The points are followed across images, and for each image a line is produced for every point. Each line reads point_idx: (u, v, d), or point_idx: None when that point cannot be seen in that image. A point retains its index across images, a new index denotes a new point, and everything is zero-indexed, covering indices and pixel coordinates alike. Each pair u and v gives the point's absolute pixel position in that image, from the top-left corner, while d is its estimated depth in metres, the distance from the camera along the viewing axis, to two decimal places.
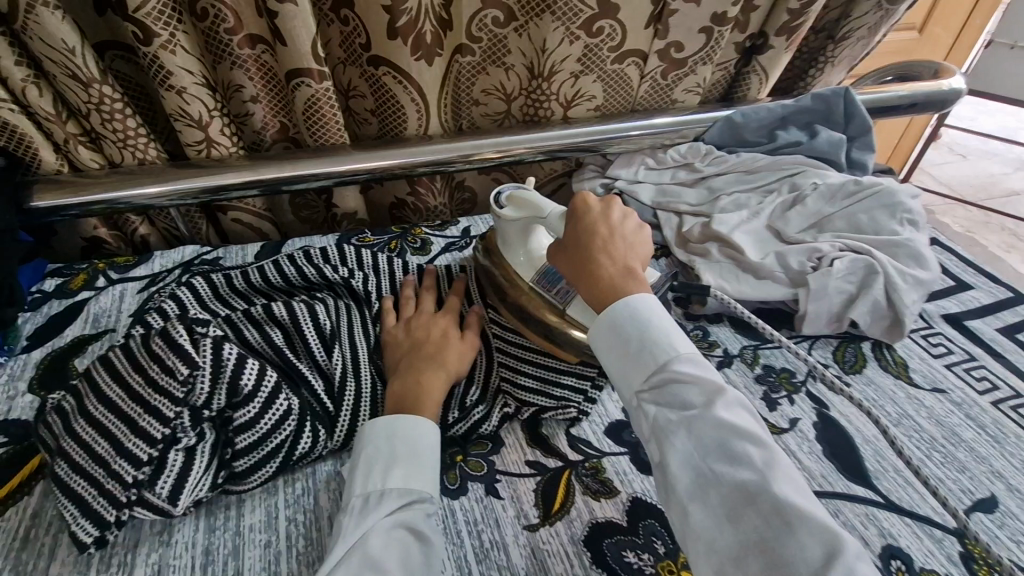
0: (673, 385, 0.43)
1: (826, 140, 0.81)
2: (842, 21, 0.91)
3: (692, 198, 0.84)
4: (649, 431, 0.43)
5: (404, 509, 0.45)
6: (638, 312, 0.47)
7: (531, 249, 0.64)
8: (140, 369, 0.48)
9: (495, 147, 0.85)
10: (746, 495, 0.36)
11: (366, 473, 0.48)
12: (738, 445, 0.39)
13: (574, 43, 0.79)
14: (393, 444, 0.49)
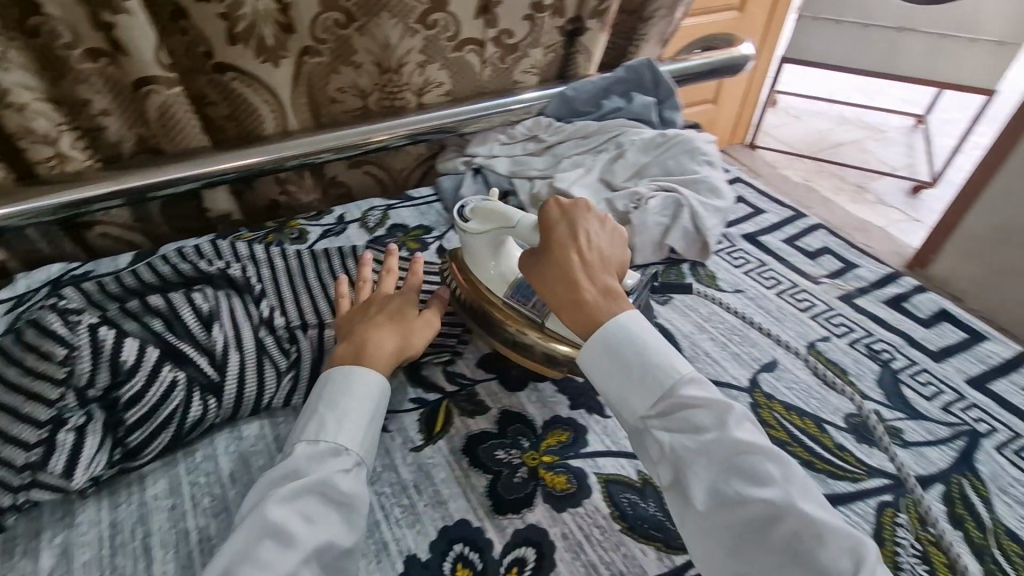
0: (684, 410, 0.48)
1: (640, 104, 0.96)
2: (645, 4, 1.08)
3: (540, 165, 0.96)
4: (660, 456, 0.49)
5: (327, 462, 0.49)
6: (631, 335, 0.52)
7: (503, 262, 0.66)
8: (19, 363, 0.53)
9: (360, 135, 0.92)
10: (771, 513, 0.42)
11: (304, 419, 0.52)
12: (754, 466, 0.45)
13: (414, 36, 0.88)
14: (335, 398, 0.53)
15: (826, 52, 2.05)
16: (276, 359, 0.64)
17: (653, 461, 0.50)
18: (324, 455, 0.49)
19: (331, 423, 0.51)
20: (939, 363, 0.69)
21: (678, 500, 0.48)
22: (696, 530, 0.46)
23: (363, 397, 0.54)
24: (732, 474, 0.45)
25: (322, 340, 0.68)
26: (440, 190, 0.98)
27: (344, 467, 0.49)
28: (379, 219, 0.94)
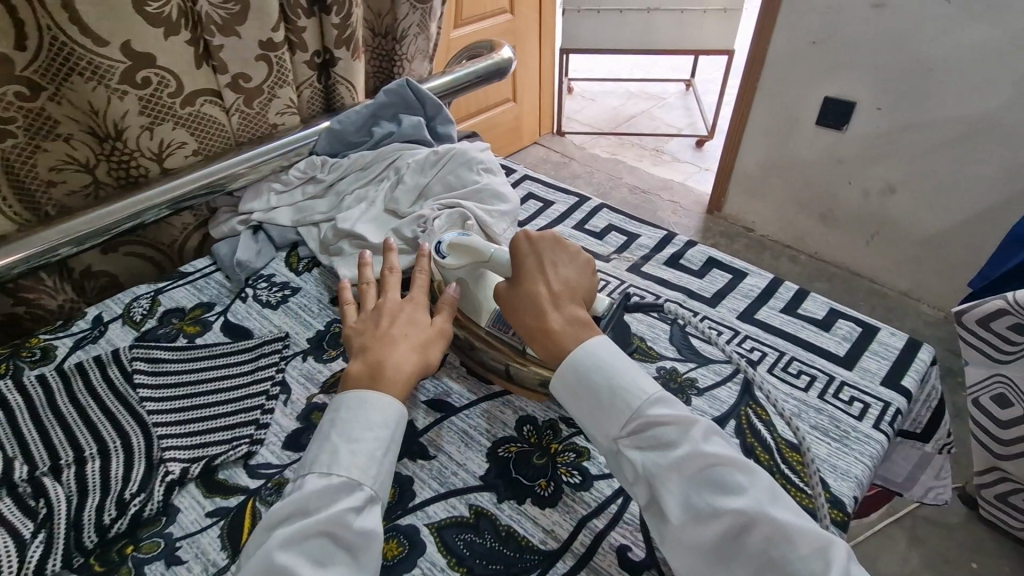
0: (652, 428, 0.50)
1: (410, 125, 0.94)
2: (395, 24, 1.07)
3: (322, 207, 0.91)
4: (636, 476, 0.51)
5: (341, 493, 0.49)
6: (604, 361, 0.54)
7: (488, 291, 0.67)
8: None
9: (98, 220, 0.78)
10: (743, 522, 0.45)
11: (317, 449, 0.51)
12: (724, 477, 0.47)
13: (126, 98, 0.77)
14: (362, 413, 0.53)
15: (594, 37, 2.26)
16: (15, 521, 0.52)
17: (630, 480, 0.52)
18: (320, 493, 0.48)
19: (359, 443, 0.51)
20: (715, 308, 0.77)
21: (656, 520, 0.49)
22: (672, 548, 0.48)
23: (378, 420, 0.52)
24: (705, 487, 0.47)
25: (81, 477, 0.56)
26: (218, 258, 0.88)
27: (350, 497, 0.49)
28: (147, 308, 0.81)
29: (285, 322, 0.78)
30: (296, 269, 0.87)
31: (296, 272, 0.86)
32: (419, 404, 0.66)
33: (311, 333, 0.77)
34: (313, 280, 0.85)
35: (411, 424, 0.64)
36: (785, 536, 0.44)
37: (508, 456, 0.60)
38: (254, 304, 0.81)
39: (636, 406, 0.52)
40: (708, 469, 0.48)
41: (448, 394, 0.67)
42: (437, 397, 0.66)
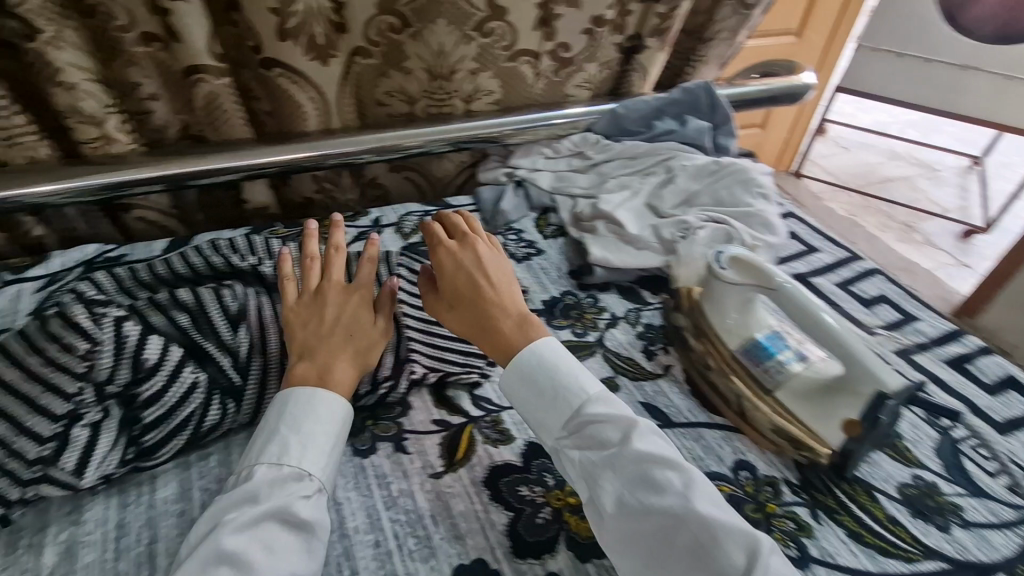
0: (593, 426, 0.51)
1: (695, 129, 0.92)
2: (707, 25, 1.04)
3: (583, 182, 0.93)
4: (579, 476, 0.51)
5: (306, 487, 0.48)
6: (541, 358, 0.56)
7: (747, 316, 0.65)
8: (38, 351, 0.51)
9: (397, 137, 0.89)
10: (665, 518, 0.45)
11: (263, 441, 0.50)
12: (653, 473, 0.48)
13: (469, 44, 0.87)
14: (298, 415, 0.51)
15: (882, 87, 1.94)
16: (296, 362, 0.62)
17: (573, 483, 0.52)
18: (279, 482, 0.48)
19: (313, 447, 0.50)
20: (1003, 436, 0.65)
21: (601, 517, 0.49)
22: (612, 542, 0.48)
23: (334, 424, 0.52)
24: (621, 476, 0.49)
25: None
26: (480, 200, 0.95)
27: (315, 492, 0.48)
28: (415, 226, 0.91)
29: (522, 277, 0.81)
30: (543, 232, 0.90)
31: (542, 235, 0.90)
32: (635, 403, 0.65)
33: (546, 296, 0.79)
34: (556, 248, 0.87)
35: None
36: (716, 544, 0.43)
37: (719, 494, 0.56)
38: (501, 252, 0.86)
39: (569, 411, 0.53)
40: (643, 470, 0.48)
41: (667, 405, 0.65)
42: (655, 404, 0.65)
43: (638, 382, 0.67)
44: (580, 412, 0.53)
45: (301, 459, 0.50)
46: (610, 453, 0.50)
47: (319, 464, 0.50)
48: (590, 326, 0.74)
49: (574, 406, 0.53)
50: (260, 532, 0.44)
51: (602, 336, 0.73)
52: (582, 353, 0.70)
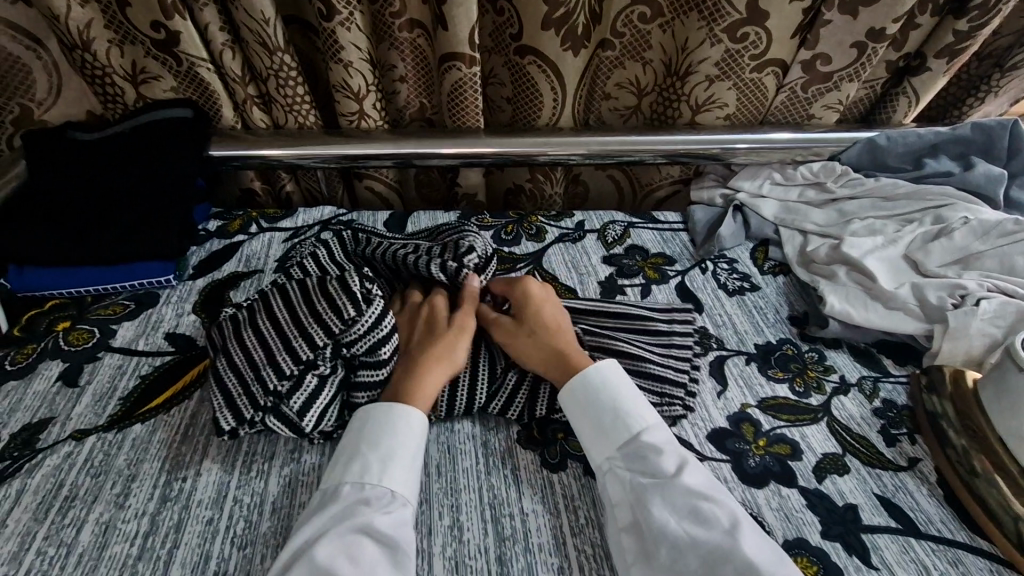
0: (647, 452, 0.51)
1: (984, 174, 0.76)
2: (1015, 49, 0.85)
3: (819, 218, 0.81)
4: (621, 495, 0.50)
5: (392, 507, 0.48)
6: (605, 389, 0.55)
7: None
8: (311, 302, 0.57)
9: (615, 146, 0.86)
10: (722, 558, 0.43)
11: (344, 461, 0.51)
12: (705, 510, 0.46)
13: (717, 45, 0.80)
14: (381, 432, 0.51)
15: None
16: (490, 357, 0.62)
17: (610, 502, 0.50)
18: (369, 497, 0.48)
19: (395, 465, 0.50)
20: None
21: (633, 540, 0.47)
22: (642, 569, 0.45)
23: (416, 446, 0.52)
24: (710, 517, 0.46)
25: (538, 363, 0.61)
26: (692, 221, 0.87)
27: (400, 512, 0.48)
28: (619, 235, 0.86)
29: (733, 313, 0.73)
30: (761, 267, 0.80)
31: (760, 269, 0.80)
32: (869, 494, 0.54)
33: (761, 340, 0.69)
34: (775, 287, 0.77)
35: (854, 510, 0.52)
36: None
37: None
38: (711, 280, 0.78)
39: (621, 440, 0.53)
40: (681, 498, 0.47)
41: (912, 507, 0.53)
42: (897, 502, 0.53)
43: (874, 469, 0.56)
44: (631, 441, 0.52)
45: (382, 476, 0.49)
46: (660, 479, 0.49)
47: (401, 481, 0.49)
48: (814, 386, 0.64)
49: (625, 434, 0.53)
50: (350, 547, 0.44)
51: (828, 402, 0.62)
52: (802, 418, 0.60)
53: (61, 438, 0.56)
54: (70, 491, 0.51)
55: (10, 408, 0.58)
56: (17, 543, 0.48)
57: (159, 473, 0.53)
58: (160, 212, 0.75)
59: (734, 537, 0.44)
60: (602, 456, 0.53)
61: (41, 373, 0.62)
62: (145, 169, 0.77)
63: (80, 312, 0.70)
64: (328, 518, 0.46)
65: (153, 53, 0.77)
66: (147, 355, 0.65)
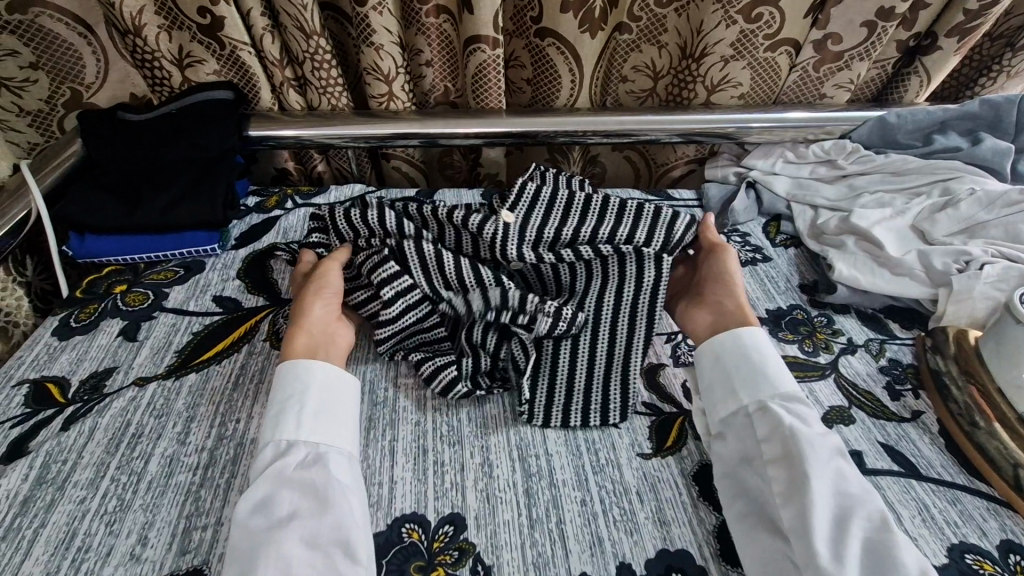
0: (802, 407, 0.54)
1: (991, 148, 0.78)
2: None
3: (831, 193, 0.84)
4: (770, 432, 0.53)
5: (294, 450, 0.52)
6: (751, 345, 0.59)
7: None
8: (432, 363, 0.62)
9: (634, 124, 0.90)
10: (864, 509, 0.47)
11: (271, 417, 0.54)
12: (845, 468, 0.50)
13: (731, 27, 0.83)
14: (281, 397, 0.55)
15: None
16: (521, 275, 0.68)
17: (760, 439, 0.53)
18: (274, 451, 0.52)
19: (287, 418, 0.54)
20: None
21: (780, 473, 0.50)
22: (782, 498, 0.49)
23: (300, 389, 0.55)
24: (854, 481, 0.49)
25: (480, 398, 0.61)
26: (705, 198, 0.91)
27: (309, 453, 0.52)
28: None
29: (746, 281, 0.77)
30: (772, 239, 0.84)
31: (772, 242, 0.83)
32: (874, 442, 0.57)
33: (772, 305, 0.73)
34: (786, 258, 0.81)
35: (859, 455, 0.56)
36: (918, 565, 0.43)
37: (978, 570, 0.47)
38: None
39: (774, 389, 0.56)
40: (829, 455, 0.51)
41: (914, 453, 0.56)
42: (899, 448, 0.56)
43: (876, 419, 0.59)
44: (789, 394, 0.55)
45: (278, 428, 0.53)
46: (815, 431, 0.52)
47: (295, 427, 0.53)
48: (823, 346, 0.67)
49: (783, 387, 0.56)
50: (268, 497, 0.48)
51: (836, 361, 0.65)
52: (811, 374, 0.64)
53: (125, 384, 0.62)
54: (137, 429, 0.57)
55: (78, 358, 0.65)
56: (93, 470, 0.54)
57: (216, 415, 0.59)
58: (205, 184, 0.79)
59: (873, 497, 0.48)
60: (756, 397, 0.56)
61: (104, 329, 0.69)
62: (191, 146, 0.82)
63: (135, 276, 0.77)
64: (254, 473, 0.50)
65: (199, 38, 0.82)
66: (196, 315, 0.71)
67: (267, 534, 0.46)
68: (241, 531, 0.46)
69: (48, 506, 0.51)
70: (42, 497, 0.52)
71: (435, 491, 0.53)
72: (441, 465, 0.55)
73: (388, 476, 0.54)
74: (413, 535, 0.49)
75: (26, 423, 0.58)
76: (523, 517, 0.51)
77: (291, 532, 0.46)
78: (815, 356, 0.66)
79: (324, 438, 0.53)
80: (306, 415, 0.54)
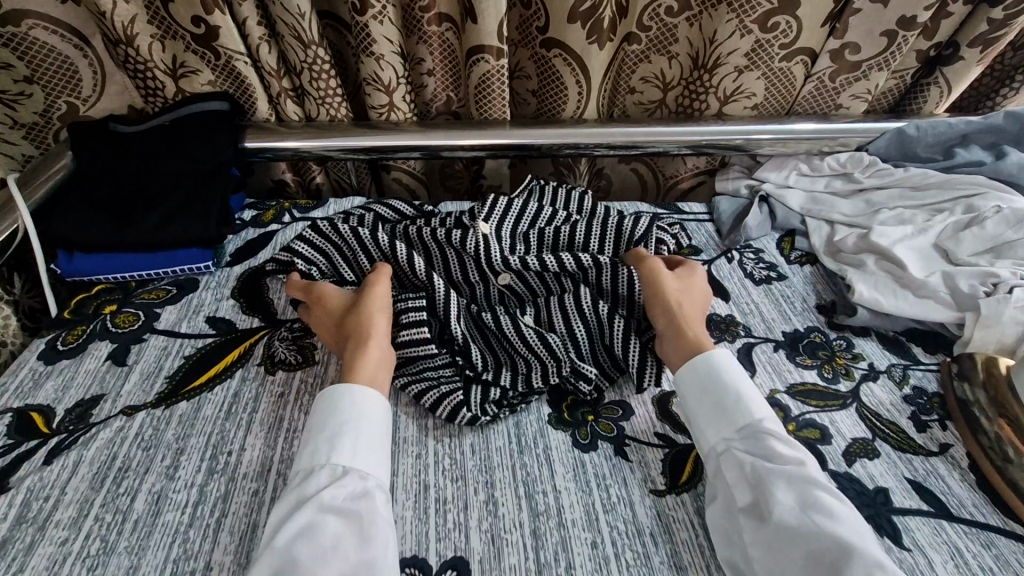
0: (770, 440, 0.51)
1: (1016, 163, 0.75)
2: None
3: (848, 209, 0.81)
4: (737, 476, 0.50)
5: (347, 480, 0.49)
6: (718, 371, 0.56)
7: None
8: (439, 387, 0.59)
9: (644, 136, 0.87)
10: (849, 548, 0.42)
11: (324, 441, 0.51)
12: (824, 503, 0.45)
13: (745, 37, 0.80)
14: (332, 420, 0.52)
15: None
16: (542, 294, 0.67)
17: (726, 484, 0.50)
18: (321, 478, 0.49)
19: (345, 442, 0.51)
20: None
21: (750, 522, 0.47)
22: (756, 553, 0.45)
23: (363, 419, 0.53)
24: (840, 518, 0.44)
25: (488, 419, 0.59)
26: (716, 212, 0.88)
27: (358, 485, 0.49)
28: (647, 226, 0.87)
29: (761, 301, 0.74)
30: (787, 256, 0.81)
31: (786, 259, 0.80)
32: (900, 478, 0.54)
33: (789, 328, 0.70)
34: (802, 276, 0.78)
35: (886, 493, 0.53)
36: None
37: None
38: (737, 270, 0.78)
39: (740, 422, 0.53)
40: (806, 493, 0.46)
41: (943, 491, 0.53)
42: (927, 486, 0.53)
43: (902, 454, 0.56)
44: (752, 426, 0.52)
45: (331, 454, 0.50)
46: (784, 465, 0.48)
47: (352, 456, 0.50)
48: (843, 372, 0.64)
49: (743, 418, 0.53)
50: (312, 527, 0.45)
51: (857, 388, 0.62)
52: (832, 403, 0.61)
53: (113, 413, 0.59)
54: (123, 463, 0.54)
55: (65, 384, 0.62)
56: (76, 508, 0.51)
57: (207, 447, 0.56)
58: (199, 200, 0.77)
59: (862, 534, 0.43)
60: (719, 435, 0.53)
61: (92, 352, 0.66)
62: (185, 159, 0.79)
63: (126, 295, 0.74)
64: (295, 500, 0.47)
65: (193, 47, 0.80)
66: (189, 337, 0.68)
67: (309, 566, 0.42)
68: (277, 558, 0.43)
69: (27, 548, 0.48)
70: (21, 538, 0.49)
71: (437, 532, 0.50)
72: (444, 503, 0.52)
73: (387, 515, 0.51)
74: None
75: (7, 456, 0.55)
76: (531, 562, 0.48)
77: (331, 569, 0.43)
78: (836, 383, 0.63)
79: (375, 472, 0.50)
80: (363, 444, 0.51)
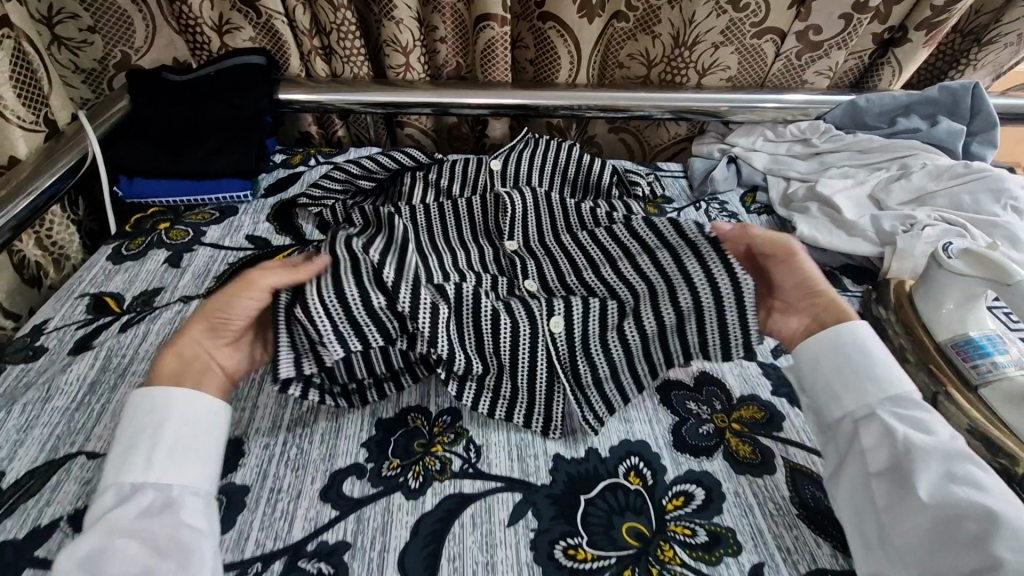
0: (918, 415, 0.49)
1: (946, 129, 0.87)
2: (992, 25, 0.95)
3: (803, 167, 0.93)
4: (876, 443, 0.49)
5: (140, 494, 0.45)
6: (855, 341, 0.54)
7: (966, 310, 0.62)
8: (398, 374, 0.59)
9: (630, 100, 0.98)
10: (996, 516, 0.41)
11: (120, 454, 0.47)
12: (971, 474, 0.45)
13: (720, 16, 0.93)
14: (132, 429, 0.48)
15: None
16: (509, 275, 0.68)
17: (864, 449, 0.49)
18: (112, 497, 0.45)
19: (134, 459, 0.47)
20: None
21: (883, 486, 0.47)
22: (886, 511, 0.46)
23: (157, 421, 0.48)
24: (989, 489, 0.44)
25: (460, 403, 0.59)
26: (690, 170, 1.00)
27: (156, 497, 0.45)
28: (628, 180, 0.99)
29: None
30: (747, 207, 0.93)
31: (747, 209, 0.92)
32: None
33: None
34: (759, 223, 0.89)
35: None
36: None
37: None
38: (703, 216, 0.90)
39: (887, 393, 0.51)
40: (953, 464, 0.46)
41: None
42: None
43: None
44: (898, 398, 0.51)
45: (122, 470, 0.46)
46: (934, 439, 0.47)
47: (146, 469, 0.46)
48: None
49: (889, 389, 0.51)
50: (104, 547, 0.42)
51: None
52: None
53: (172, 300, 0.72)
54: None
55: (131, 278, 0.75)
56: (148, 363, 0.63)
57: None
58: (239, 141, 0.89)
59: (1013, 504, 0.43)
60: (861, 402, 0.51)
61: (151, 256, 0.78)
62: (228, 105, 0.91)
63: (176, 216, 0.87)
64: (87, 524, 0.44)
65: (238, 6, 0.92)
66: (232, 249, 0.80)
67: None
68: None
69: (112, 387, 0.61)
70: (106, 382, 0.61)
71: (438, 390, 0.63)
72: None
73: None
74: (417, 422, 0.59)
75: (89, 326, 0.68)
76: None
77: None
78: None
79: (177, 480, 0.47)
80: (163, 452, 0.47)
